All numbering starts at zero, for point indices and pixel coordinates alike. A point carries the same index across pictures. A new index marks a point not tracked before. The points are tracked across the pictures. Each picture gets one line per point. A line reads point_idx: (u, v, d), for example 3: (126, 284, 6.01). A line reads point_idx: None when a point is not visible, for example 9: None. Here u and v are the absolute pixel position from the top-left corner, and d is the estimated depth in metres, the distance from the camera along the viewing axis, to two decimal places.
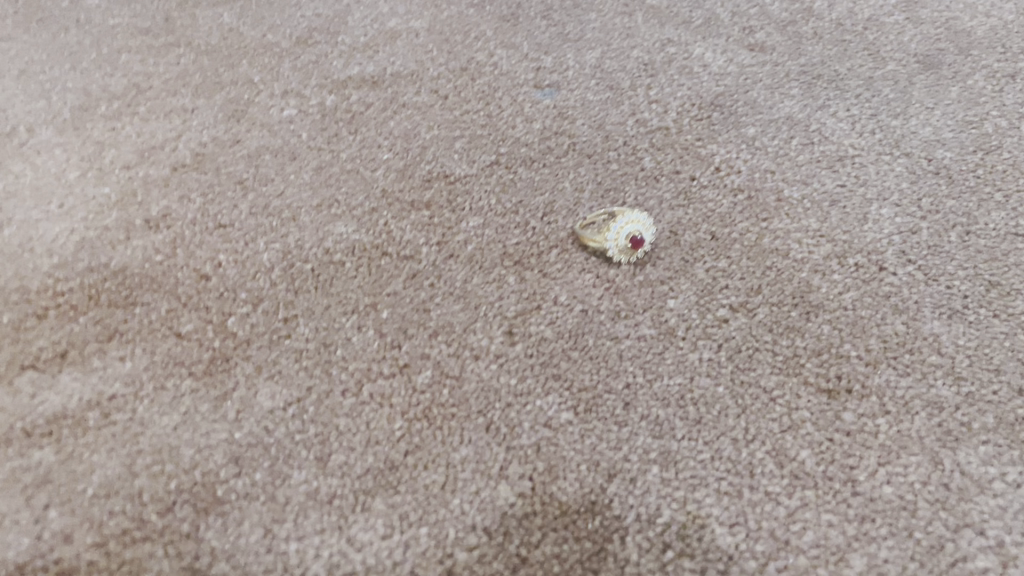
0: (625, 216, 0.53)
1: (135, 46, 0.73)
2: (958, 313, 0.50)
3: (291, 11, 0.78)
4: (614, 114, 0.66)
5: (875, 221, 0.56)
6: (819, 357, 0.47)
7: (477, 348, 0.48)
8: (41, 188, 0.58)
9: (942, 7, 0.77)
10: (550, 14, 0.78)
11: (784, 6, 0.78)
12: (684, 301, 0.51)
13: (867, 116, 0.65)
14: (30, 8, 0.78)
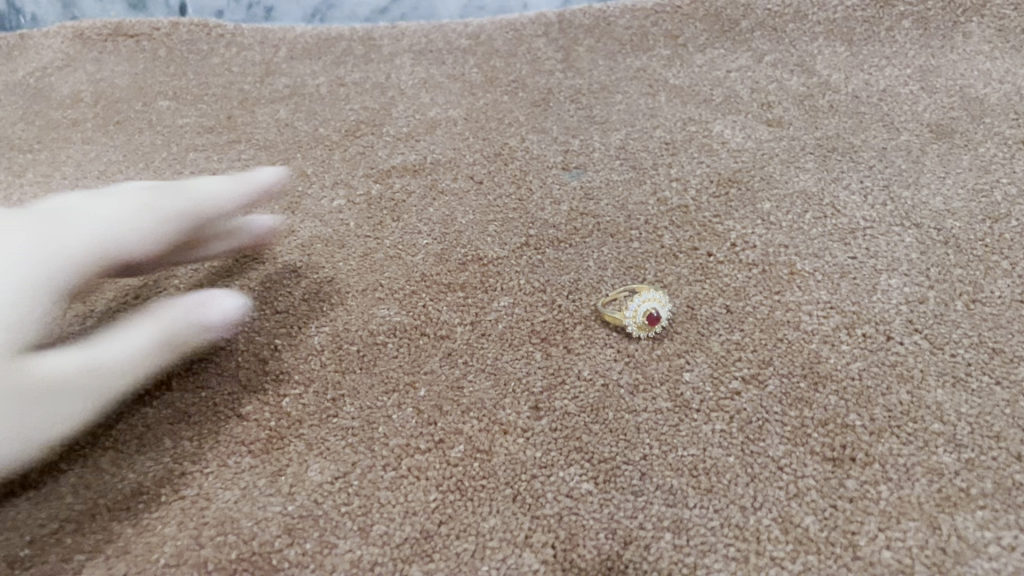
0: (639, 296, 0.57)
1: (201, 145, 0.81)
2: (962, 380, 0.52)
3: (341, 106, 0.85)
4: (636, 194, 0.70)
5: (884, 292, 0.59)
6: (825, 427, 0.50)
7: (506, 423, 0.52)
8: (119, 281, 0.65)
9: (957, 74, 0.80)
10: (579, 98, 0.83)
11: (801, 80, 0.82)
12: (699, 373, 0.55)
13: (880, 187, 0.68)
14: (108, 112, 0.86)
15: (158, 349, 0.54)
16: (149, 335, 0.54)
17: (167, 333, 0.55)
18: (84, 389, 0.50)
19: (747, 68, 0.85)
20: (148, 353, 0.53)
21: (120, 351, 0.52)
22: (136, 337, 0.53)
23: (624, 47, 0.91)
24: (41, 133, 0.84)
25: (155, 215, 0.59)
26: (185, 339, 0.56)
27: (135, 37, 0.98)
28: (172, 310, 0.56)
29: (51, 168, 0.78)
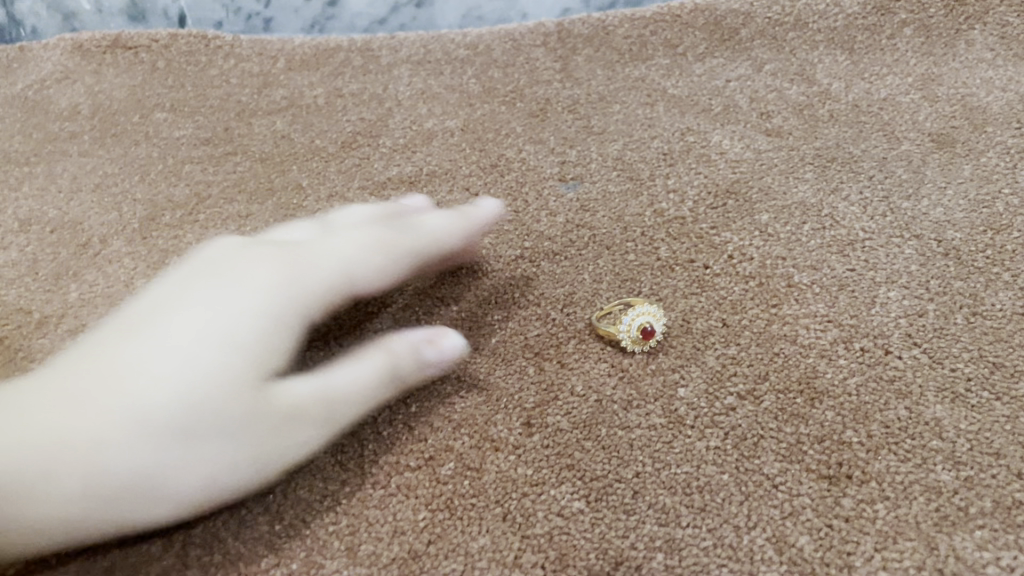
0: (632, 311, 0.56)
1: (198, 157, 0.81)
2: (961, 396, 0.51)
3: (338, 117, 0.85)
4: (633, 206, 0.69)
5: (883, 305, 0.58)
6: (821, 444, 0.50)
7: (497, 440, 0.52)
8: (111, 295, 0.65)
9: (959, 83, 0.79)
10: (577, 109, 0.83)
11: (801, 89, 0.82)
12: (694, 389, 0.54)
13: (879, 198, 0.67)
14: (105, 124, 0.86)
15: (388, 380, 0.53)
16: (358, 364, 0.52)
17: (393, 366, 0.53)
18: (322, 417, 0.50)
19: (747, 77, 0.84)
20: (378, 384, 0.52)
21: (336, 380, 0.51)
22: (354, 368, 0.52)
23: (623, 57, 0.90)
24: (38, 146, 0.84)
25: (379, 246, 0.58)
26: (413, 377, 0.54)
27: (134, 49, 0.98)
28: (398, 344, 0.54)
29: (47, 182, 0.78)
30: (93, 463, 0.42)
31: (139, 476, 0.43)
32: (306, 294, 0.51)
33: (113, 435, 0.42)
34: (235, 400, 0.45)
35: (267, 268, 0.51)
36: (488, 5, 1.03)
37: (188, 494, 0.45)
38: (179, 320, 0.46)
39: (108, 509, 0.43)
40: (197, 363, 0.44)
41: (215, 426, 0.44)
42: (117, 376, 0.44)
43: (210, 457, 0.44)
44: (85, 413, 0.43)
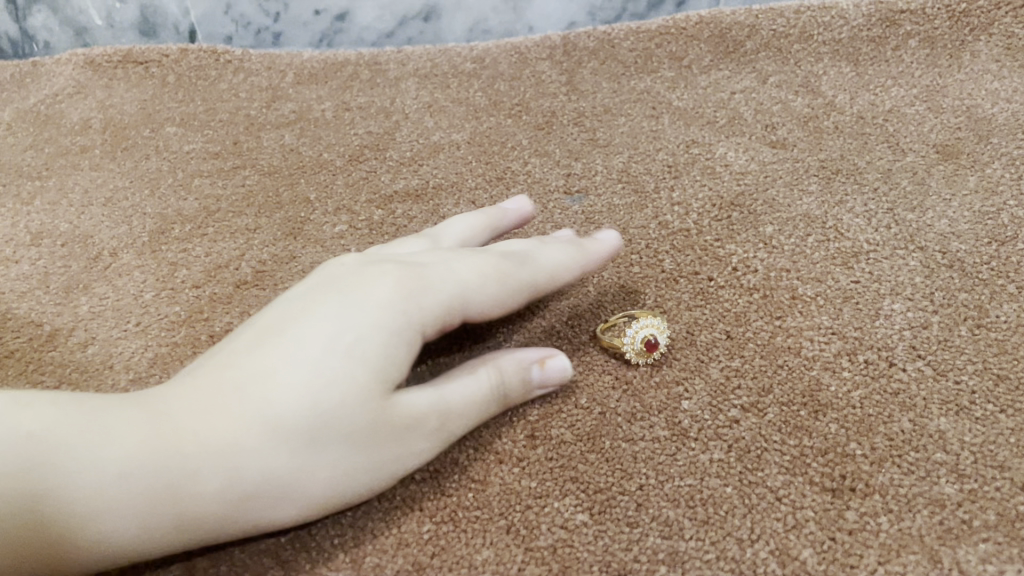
0: (638, 323, 0.56)
1: (207, 170, 0.81)
2: (965, 409, 0.52)
3: (345, 130, 0.86)
4: (638, 218, 0.70)
5: (887, 317, 0.58)
6: (824, 456, 0.50)
7: (502, 453, 0.52)
8: (121, 308, 0.65)
9: (964, 94, 0.79)
10: (583, 122, 0.83)
11: (806, 101, 0.82)
12: (698, 401, 0.54)
13: (884, 210, 0.67)
14: (116, 138, 0.87)
15: (496, 396, 0.52)
16: (471, 377, 0.52)
17: (501, 379, 0.52)
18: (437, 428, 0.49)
19: (752, 90, 0.84)
20: (487, 401, 0.52)
21: (452, 392, 0.50)
22: (466, 381, 0.51)
23: (628, 70, 0.91)
24: (50, 161, 0.85)
25: (504, 277, 0.55)
26: (520, 396, 0.53)
27: (145, 63, 0.99)
28: (506, 359, 0.53)
29: (59, 196, 0.79)
30: (231, 467, 0.44)
31: (273, 479, 0.45)
32: (433, 313, 0.51)
33: (250, 441, 0.45)
34: (366, 408, 0.46)
35: (393, 279, 0.51)
36: (495, 19, 1.04)
37: (319, 499, 0.46)
38: (312, 330, 0.47)
39: (246, 512, 0.45)
40: (330, 372, 0.45)
41: (345, 434, 0.45)
42: (254, 383, 0.46)
43: (340, 464, 0.46)
44: (223, 420, 0.45)
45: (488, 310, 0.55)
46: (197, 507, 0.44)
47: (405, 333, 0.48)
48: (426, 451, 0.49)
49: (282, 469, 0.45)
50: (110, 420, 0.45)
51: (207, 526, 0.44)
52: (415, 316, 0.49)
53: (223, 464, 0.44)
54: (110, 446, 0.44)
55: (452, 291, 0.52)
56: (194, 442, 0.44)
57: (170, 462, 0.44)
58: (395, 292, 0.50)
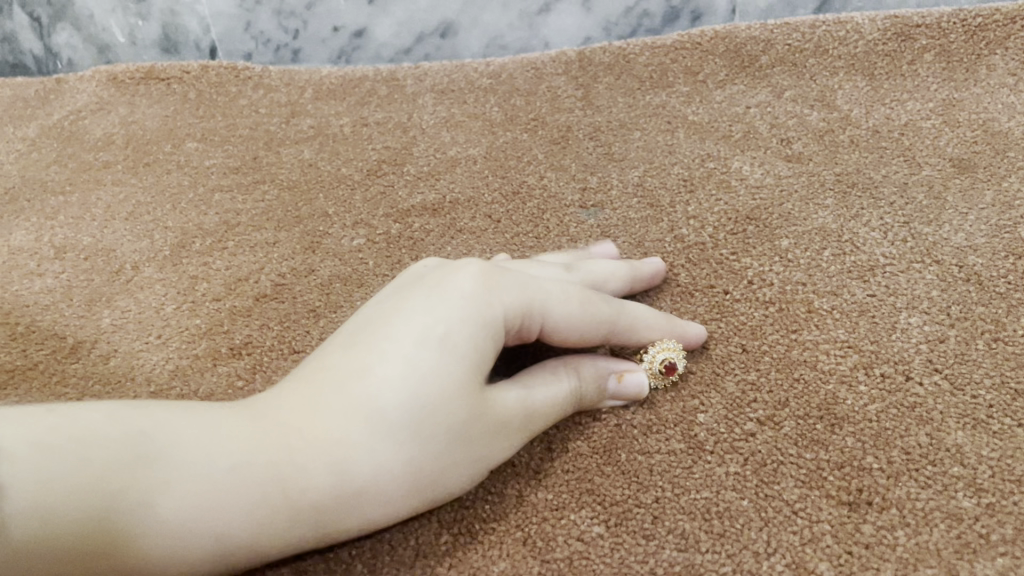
0: (655, 348, 0.56)
1: (228, 185, 0.83)
2: (982, 423, 0.51)
3: (363, 145, 0.87)
4: (653, 232, 0.70)
5: (903, 331, 0.58)
6: (841, 470, 0.50)
7: (519, 465, 0.52)
8: (143, 321, 0.66)
9: (980, 108, 0.79)
10: (598, 136, 0.84)
11: (822, 115, 0.82)
12: (714, 414, 0.54)
13: (900, 224, 0.67)
14: (138, 154, 0.89)
15: (572, 402, 0.53)
16: (554, 378, 0.53)
17: (579, 387, 0.53)
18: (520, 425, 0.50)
19: (767, 104, 0.85)
20: (564, 406, 0.53)
21: (538, 393, 0.51)
22: (549, 383, 0.52)
23: (644, 84, 0.91)
24: (73, 176, 0.86)
25: (589, 304, 0.54)
26: (593, 403, 0.54)
27: (166, 80, 1.01)
28: (585, 369, 0.54)
29: (82, 211, 0.81)
30: (340, 460, 0.44)
31: (382, 473, 0.45)
32: (518, 309, 0.51)
33: (356, 435, 0.45)
34: (464, 398, 0.46)
35: (472, 272, 0.51)
36: (511, 35, 1.04)
37: (425, 490, 0.46)
38: (401, 327, 0.48)
39: (358, 506, 0.45)
40: (428, 365, 0.46)
41: (445, 424, 0.46)
42: (352, 381, 0.46)
43: (443, 454, 0.46)
44: (327, 418, 0.45)
45: (565, 328, 0.54)
46: (311, 502, 0.44)
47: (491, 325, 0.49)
48: (513, 448, 0.50)
49: (389, 462, 0.45)
50: (214, 424, 0.45)
51: (320, 521, 0.44)
52: (502, 310, 0.50)
53: (332, 458, 0.44)
54: (219, 446, 0.43)
55: (536, 296, 0.52)
56: (300, 439, 0.45)
57: (279, 458, 0.44)
58: (476, 285, 0.50)
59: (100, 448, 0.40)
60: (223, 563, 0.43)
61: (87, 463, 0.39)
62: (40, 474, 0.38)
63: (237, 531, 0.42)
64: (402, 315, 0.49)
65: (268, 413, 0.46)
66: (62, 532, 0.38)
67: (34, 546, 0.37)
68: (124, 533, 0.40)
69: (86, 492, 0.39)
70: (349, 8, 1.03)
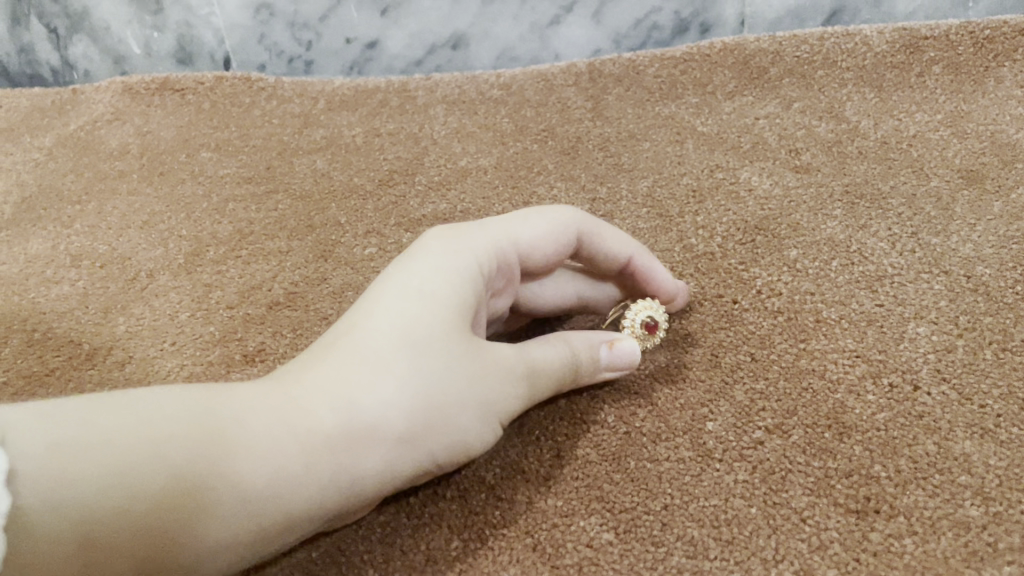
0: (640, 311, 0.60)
1: (242, 194, 0.83)
2: (990, 432, 0.52)
3: (375, 155, 0.88)
4: (662, 242, 0.71)
5: (911, 340, 0.58)
6: (849, 478, 0.50)
7: (529, 472, 0.53)
8: (158, 328, 0.67)
9: (988, 120, 0.80)
10: (607, 146, 0.85)
11: (831, 126, 0.83)
12: (723, 422, 0.54)
13: (908, 234, 0.68)
14: (154, 163, 0.90)
15: (569, 369, 0.54)
16: (552, 344, 0.54)
17: (574, 353, 0.54)
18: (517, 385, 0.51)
19: (776, 115, 0.85)
20: (562, 372, 0.53)
21: (535, 353, 0.52)
22: (545, 347, 0.53)
23: (653, 96, 0.92)
24: (88, 185, 0.87)
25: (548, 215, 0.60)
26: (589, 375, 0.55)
27: (181, 90, 1.02)
28: (575, 336, 0.55)
29: (98, 219, 0.82)
30: (347, 403, 0.45)
31: (391, 410, 0.45)
32: (483, 247, 0.55)
33: (358, 377, 0.46)
34: (454, 333, 0.48)
35: (437, 232, 0.55)
36: (521, 47, 1.05)
37: (438, 431, 0.47)
38: (382, 286, 0.51)
39: (373, 449, 0.45)
40: (412, 309, 0.48)
41: (443, 355, 0.47)
42: (344, 337, 0.48)
43: (449, 388, 0.47)
44: (326, 369, 0.46)
45: (535, 245, 0.58)
46: (326, 445, 0.44)
47: (466, 265, 0.52)
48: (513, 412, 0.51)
49: (395, 400, 0.46)
50: (210, 391, 0.45)
51: (338, 466, 0.44)
52: (471, 254, 0.53)
53: (337, 403, 0.45)
54: (222, 403, 0.44)
55: (499, 229, 0.57)
56: (302, 391, 0.46)
57: (285, 409, 0.45)
58: (443, 239, 0.54)
59: (102, 411, 0.41)
60: (247, 519, 0.42)
61: (93, 425, 0.40)
62: (45, 440, 0.38)
63: (253, 478, 0.42)
64: (383, 279, 0.51)
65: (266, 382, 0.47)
66: (76, 493, 0.38)
67: (50, 509, 0.37)
68: (140, 489, 0.39)
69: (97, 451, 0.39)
70: (362, 20, 1.04)
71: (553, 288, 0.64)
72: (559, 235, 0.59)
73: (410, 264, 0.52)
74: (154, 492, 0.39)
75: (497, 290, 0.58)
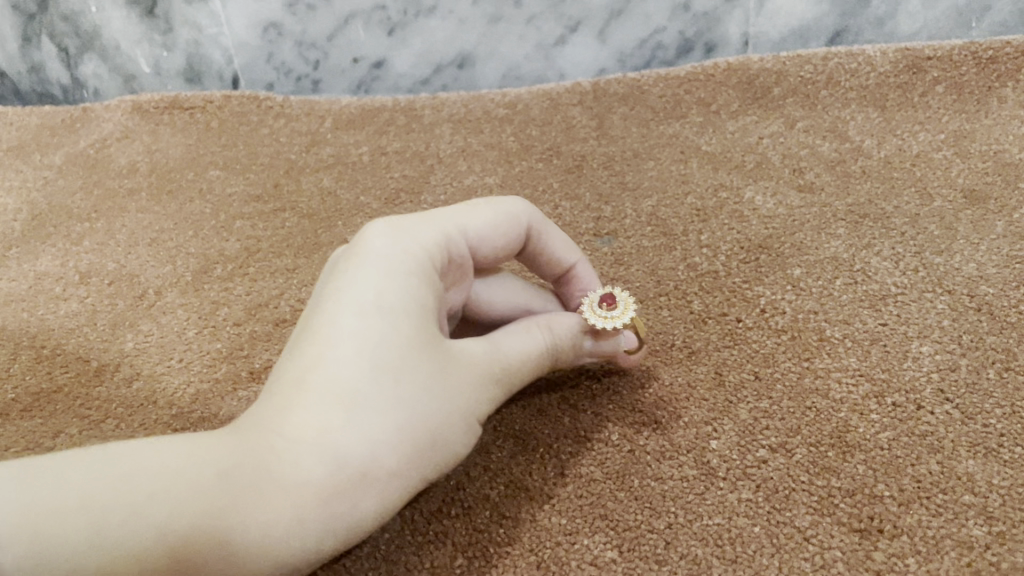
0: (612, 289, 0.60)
1: (249, 212, 0.84)
2: (993, 452, 0.52)
3: (382, 174, 0.89)
4: (666, 260, 0.72)
5: (915, 359, 0.59)
6: (852, 497, 0.50)
7: (533, 490, 0.53)
8: (165, 345, 0.68)
9: (991, 139, 0.80)
10: (612, 165, 0.86)
11: (835, 146, 0.83)
12: (726, 441, 0.54)
13: (912, 253, 0.68)
14: (162, 181, 0.91)
15: (547, 356, 0.55)
16: (526, 334, 0.54)
17: (554, 340, 0.55)
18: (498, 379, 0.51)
19: (780, 134, 0.86)
20: (540, 358, 0.54)
21: (509, 345, 0.53)
22: (525, 336, 0.54)
23: (658, 115, 0.93)
24: (98, 203, 0.88)
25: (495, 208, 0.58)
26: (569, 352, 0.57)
27: (190, 109, 1.03)
28: (558, 324, 0.56)
29: (107, 237, 0.83)
30: (329, 448, 0.43)
31: (379, 448, 0.44)
32: (435, 240, 0.53)
33: (337, 418, 0.43)
34: (422, 354, 0.47)
35: (381, 228, 0.52)
36: (527, 66, 1.06)
37: (427, 457, 0.46)
38: (336, 307, 0.47)
39: (367, 491, 0.44)
40: (376, 335, 0.46)
41: (420, 382, 0.46)
42: (309, 371, 0.45)
43: (432, 413, 0.46)
44: (298, 411, 0.44)
45: (484, 235, 0.57)
46: (319, 497, 0.42)
47: (422, 271, 0.50)
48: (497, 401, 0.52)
49: (382, 438, 0.44)
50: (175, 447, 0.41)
51: (333, 513, 0.43)
52: (423, 252, 0.51)
53: (318, 448, 0.43)
54: (195, 455, 0.41)
55: (449, 219, 0.55)
56: (278, 439, 0.43)
57: (264, 460, 0.42)
58: (392, 241, 0.51)
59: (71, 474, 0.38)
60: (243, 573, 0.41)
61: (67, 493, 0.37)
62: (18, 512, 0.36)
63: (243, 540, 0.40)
64: (333, 298, 0.48)
65: (233, 429, 0.44)
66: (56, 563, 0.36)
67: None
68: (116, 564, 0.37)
69: (69, 519, 0.36)
70: (369, 40, 1.05)
71: (501, 295, 0.62)
72: (508, 229, 0.58)
73: (363, 279, 0.48)
74: (140, 555, 0.37)
75: (451, 281, 0.57)
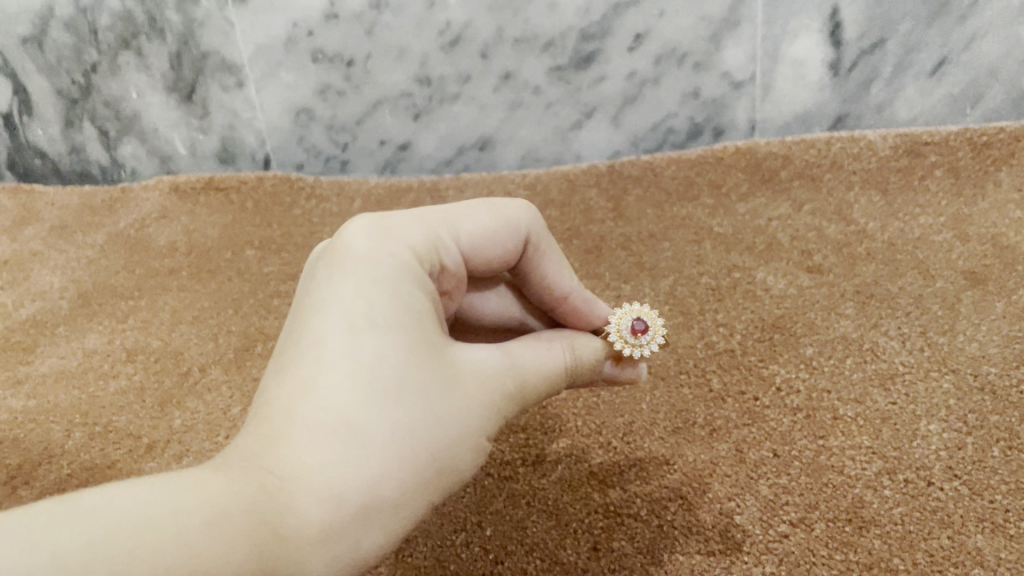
0: (631, 308, 0.62)
1: (285, 291, 0.89)
2: (1000, 527, 0.55)
3: None
4: (685, 338, 0.76)
5: (924, 437, 0.62)
6: (870, 571, 0.53)
7: (567, 563, 0.56)
8: (212, 421, 0.72)
9: (989, 222, 0.85)
10: (630, 245, 0.91)
11: (839, 228, 0.88)
12: (749, 515, 0.58)
13: (917, 333, 0.72)
14: (201, 261, 0.96)
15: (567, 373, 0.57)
16: (547, 350, 0.56)
17: (573, 362, 0.57)
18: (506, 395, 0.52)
19: (788, 217, 0.91)
20: (555, 373, 0.56)
21: (522, 360, 0.54)
22: (540, 352, 0.55)
23: (671, 196, 0.98)
24: (141, 281, 0.93)
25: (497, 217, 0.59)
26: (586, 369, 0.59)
27: (225, 189, 1.08)
28: (580, 345, 0.58)
29: (150, 315, 0.87)
30: (326, 482, 0.42)
31: (380, 480, 0.43)
32: (424, 242, 0.54)
33: (332, 449, 0.42)
34: (416, 370, 0.46)
35: (365, 233, 0.52)
36: (545, 148, 1.12)
37: (433, 483, 0.46)
38: (322, 329, 0.46)
39: (370, 526, 0.43)
40: (368, 357, 0.45)
41: (417, 406, 0.45)
42: (300, 398, 0.44)
43: (432, 434, 0.46)
44: (288, 443, 0.42)
45: (480, 242, 0.58)
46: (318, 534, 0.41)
47: (410, 279, 0.50)
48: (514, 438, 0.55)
49: (381, 468, 0.43)
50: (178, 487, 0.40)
51: (336, 553, 0.42)
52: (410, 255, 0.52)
53: (312, 483, 0.42)
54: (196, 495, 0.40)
55: (444, 222, 0.56)
56: (272, 478, 0.42)
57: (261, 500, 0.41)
58: (376, 248, 0.51)
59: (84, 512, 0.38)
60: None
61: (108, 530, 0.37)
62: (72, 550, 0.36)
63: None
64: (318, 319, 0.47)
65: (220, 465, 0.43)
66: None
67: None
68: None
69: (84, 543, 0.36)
70: (395, 124, 1.11)
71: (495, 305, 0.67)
72: (505, 239, 0.59)
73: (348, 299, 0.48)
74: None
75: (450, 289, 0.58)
